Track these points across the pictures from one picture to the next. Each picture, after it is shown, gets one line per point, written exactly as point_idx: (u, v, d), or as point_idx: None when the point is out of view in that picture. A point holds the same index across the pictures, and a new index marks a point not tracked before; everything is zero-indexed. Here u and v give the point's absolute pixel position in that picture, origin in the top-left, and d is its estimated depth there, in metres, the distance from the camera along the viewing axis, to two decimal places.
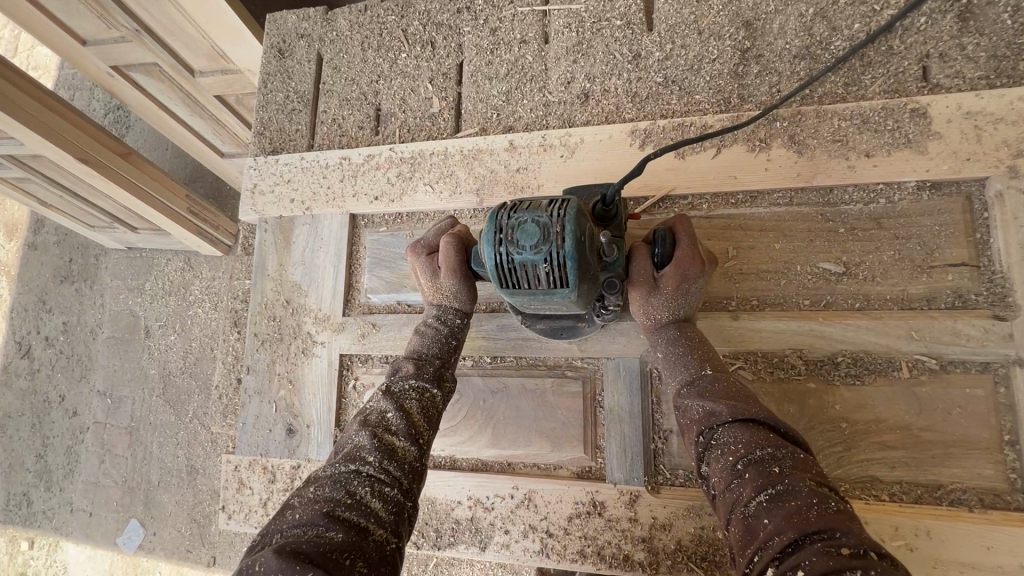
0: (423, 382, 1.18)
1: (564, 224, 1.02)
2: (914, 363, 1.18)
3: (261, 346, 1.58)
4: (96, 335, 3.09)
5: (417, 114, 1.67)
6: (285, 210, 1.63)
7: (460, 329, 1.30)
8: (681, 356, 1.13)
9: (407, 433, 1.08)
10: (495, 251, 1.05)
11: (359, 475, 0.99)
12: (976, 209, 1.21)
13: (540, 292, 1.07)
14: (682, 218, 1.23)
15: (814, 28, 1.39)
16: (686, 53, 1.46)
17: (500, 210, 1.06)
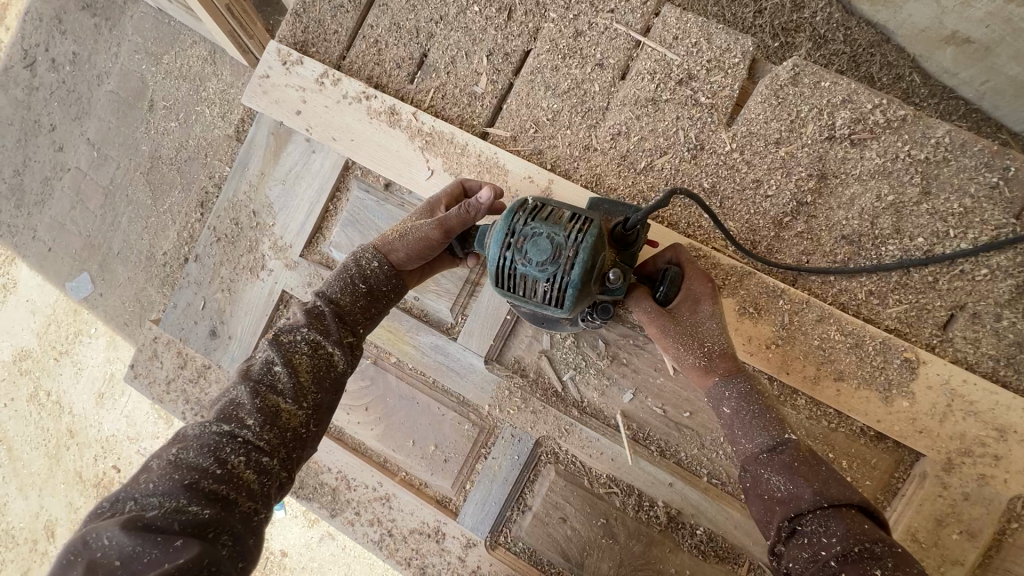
0: (315, 334, 1.04)
1: (579, 250, 0.93)
2: (754, 567, 1.27)
3: (215, 242, 1.59)
4: (92, 76, 2.22)
5: (459, 83, 1.50)
6: (286, 119, 1.53)
7: (377, 279, 1.14)
8: (758, 416, 1.00)
9: (294, 393, 0.97)
10: (498, 255, 0.96)
11: (227, 439, 0.88)
12: (893, 472, 1.24)
13: (533, 305, 1.00)
14: (675, 250, 1.18)
15: (881, 217, 1.26)
16: (746, 172, 1.32)
17: (517, 212, 0.97)
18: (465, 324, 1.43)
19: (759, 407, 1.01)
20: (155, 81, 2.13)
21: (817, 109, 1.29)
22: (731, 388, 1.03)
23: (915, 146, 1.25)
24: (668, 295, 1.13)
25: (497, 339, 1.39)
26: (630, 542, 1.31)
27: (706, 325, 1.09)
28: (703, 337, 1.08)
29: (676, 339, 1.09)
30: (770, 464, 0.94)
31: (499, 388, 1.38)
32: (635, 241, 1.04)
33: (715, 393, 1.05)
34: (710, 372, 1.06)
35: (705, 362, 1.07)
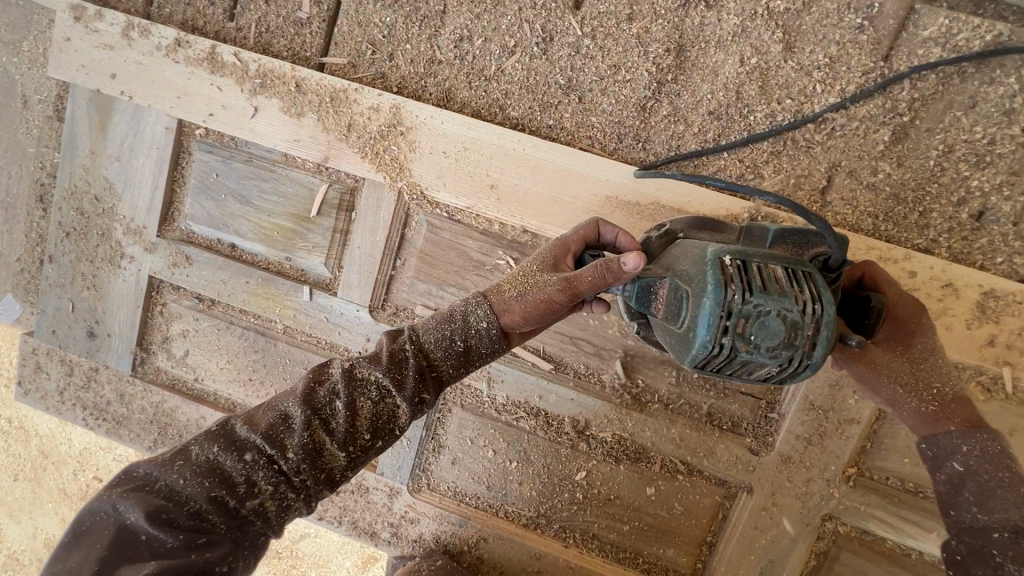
0: (387, 381, 0.90)
1: (820, 327, 0.81)
2: (668, 462, 1.27)
3: (66, 238, 1.45)
4: None
5: (282, 12, 1.34)
6: (101, 84, 1.36)
7: (481, 338, 0.94)
8: (1002, 486, 0.80)
9: (344, 439, 0.87)
10: (719, 344, 0.81)
11: (263, 457, 0.84)
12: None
13: (739, 378, 0.89)
14: (870, 268, 0.99)
15: (745, 83, 1.17)
16: (601, 58, 1.21)
17: (738, 291, 0.80)
18: (342, 276, 1.34)
19: (1008, 473, 0.81)
20: None
21: None
22: (968, 440, 0.85)
23: None
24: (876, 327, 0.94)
25: (378, 285, 1.32)
26: (546, 461, 1.31)
27: (931, 363, 0.92)
28: (927, 379, 0.91)
29: (891, 379, 0.92)
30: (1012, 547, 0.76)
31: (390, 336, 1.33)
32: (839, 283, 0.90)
33: (942, 442, 0.86)
34: (939, 420, 0.89)
35: (935, 408, 0.89)
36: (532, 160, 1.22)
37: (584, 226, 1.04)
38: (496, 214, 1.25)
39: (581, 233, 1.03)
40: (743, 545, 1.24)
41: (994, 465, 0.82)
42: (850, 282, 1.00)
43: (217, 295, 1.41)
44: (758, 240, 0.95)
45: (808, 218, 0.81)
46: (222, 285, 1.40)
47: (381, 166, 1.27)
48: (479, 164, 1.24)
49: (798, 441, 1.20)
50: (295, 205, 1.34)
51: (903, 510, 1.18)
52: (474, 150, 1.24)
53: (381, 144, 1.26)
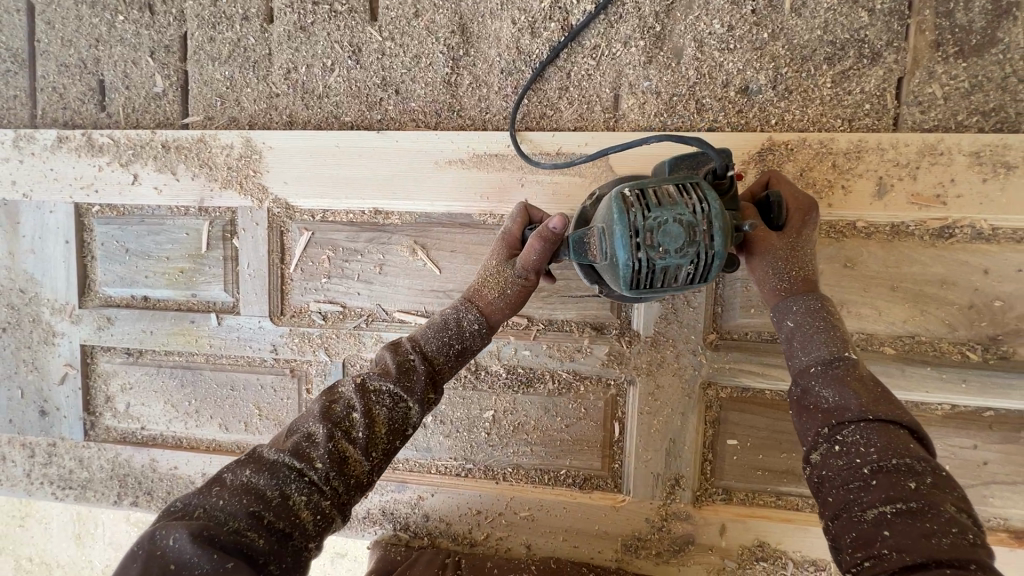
0: (400, 389, 1.02)
1: (713, 220, 0.93)
2: (558, 377, 1.40)
3: (3, 333, 1.62)
4: None
5: (142, 92, 1.56)
6: (5, 193, 1.57)
7: (474, 337, 1.12)
8: (822, 331, 0.99)
9: (366, 444, 0.97)
10: (634, 259, 0.93)
11: (295, 468, 0.91)
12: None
13: (669, 290, 0.99)
14: (774, 175, 1.14)
15: (522, 39, 1.37)
16: (403, 54, 1.42)
17: (635, 212, 0.93)
18: (242, 296, 1.51)
19: (824, 323, 1.00)
20: None
21: None
22: (796, 302, 1.04)
23: None
24: (773, 219, 1.08)
25: (272, 294, 1.48)
26: (458, 408, 1.44)
27: (803, 251, 1.08)
28: (801, 263, 1.06)
29: (775, 257, 1.06)
30: (823, 378, 0.93)
31: (293, 335, 1.48)
32: (731, 185, 1.05)
33: (780, 307, 1.05)
34: (789, 291, 1.06)
35: (801, 281, 1.06)
36: (367, 150, 1.40)
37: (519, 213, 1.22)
38: (351, 201, 1.42)
39: (521, 220, 1.21)
40: (642, 431, 1.36)
41: (820, 320, 1.01)
42: (758, 187, 1.15)
43: (141, 344, 1.56)
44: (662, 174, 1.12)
45: (684, 139, 1.03)
46: (143, 334, 1.56)
47: (247, 191, 1.46)
48: (325, 157, 1.42)
49: (658, 323, 1.33)
50: (188, 246, 1.52)
51: (765, 357, 1.30)
52: (317, 147, 1.42)
53: (242, 172, 1.45)
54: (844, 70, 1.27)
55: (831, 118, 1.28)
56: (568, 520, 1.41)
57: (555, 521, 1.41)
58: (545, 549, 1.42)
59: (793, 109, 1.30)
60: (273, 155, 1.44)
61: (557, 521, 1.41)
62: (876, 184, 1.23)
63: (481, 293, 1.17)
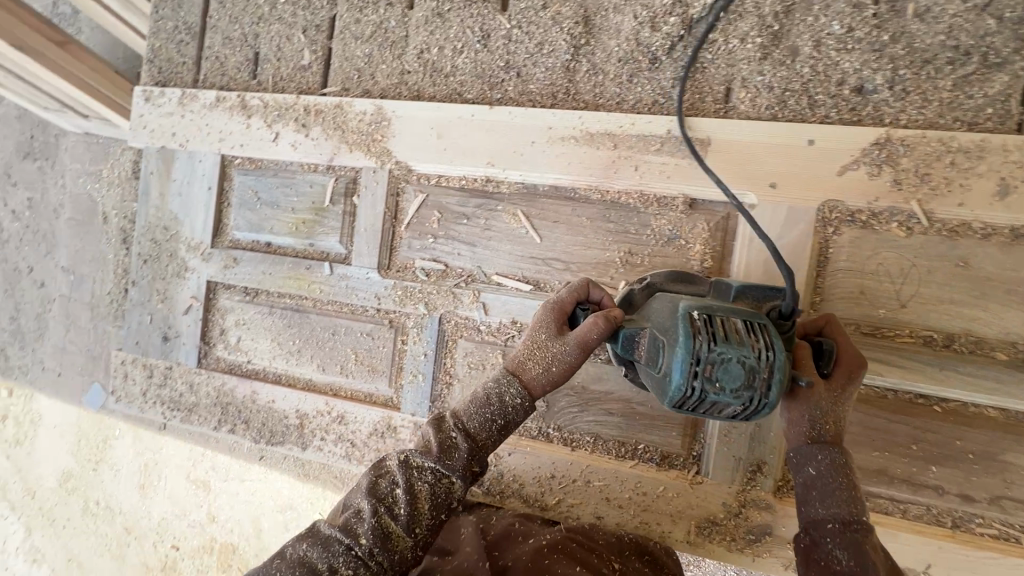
0: (445, 469, 1.15)
1: (774, 370, 0.95)
2: None
3: (144, 264, 1.84)
4: (65, 217, 3.37)
5: (291, 64, 1.77)
6: (166, 143, 1.80)
7: (517, 409, 1.21)
8: (827, 458, 1.02)
9: (408, 521, 1.10)
10: (689, 386, 0.95)
11: (361, 516, 1.09)
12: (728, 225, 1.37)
13: (710, 417, 1.02)
14: (830, 319, 1.18)
15: (641, 32, 1.47)
16: (528, 41, 1.56)
17: (702, 343, 0.94)
18: (355, 248, 1.64)
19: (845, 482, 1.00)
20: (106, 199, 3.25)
21: None
22: (824, 451, 1.03)
23: None
24: (825, 369, 1.10)
25: (383, 248, 1.61)
26: None
27: (840, 407, 1.09)
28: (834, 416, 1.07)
29: (816, 406, 1.06)
30: (837, 536, 0.96)
31: (396, 288, 1.60)
32: (791, 329, 1.05)
33: (804, 451, 1.04)
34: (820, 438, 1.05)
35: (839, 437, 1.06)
36: (486, 123, 1.53)
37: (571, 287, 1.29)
38: (467, 168, 1.54)
39: (570, 295, 1.27)
40: None
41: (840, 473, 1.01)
42: (813, 330, 1.18)
43: (259, 285, 1.73)
44: (725, 291, 1.14)
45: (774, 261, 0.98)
46: (262, 277, 1.72)
47: (373, 153, 1.61)
48: (448, 127, 1.56)
49: None
50: (312, 199, 1.68)
51: (864, 350, 1.29)
52: (441, 117, 1.56)
53: (372, 136, 1.61)
54: (965, 74, 1.29)
55: (949, 120, 1.29)
56: (642, 494, 1.42)
57: (629, 493, 1.43)
58: (616, 521, 1.43)
59: (909, 109, 1.32)
60: (401, 123, 1.60)
61: (631, 494, 1.42)
62: (998, 184, 1.22)
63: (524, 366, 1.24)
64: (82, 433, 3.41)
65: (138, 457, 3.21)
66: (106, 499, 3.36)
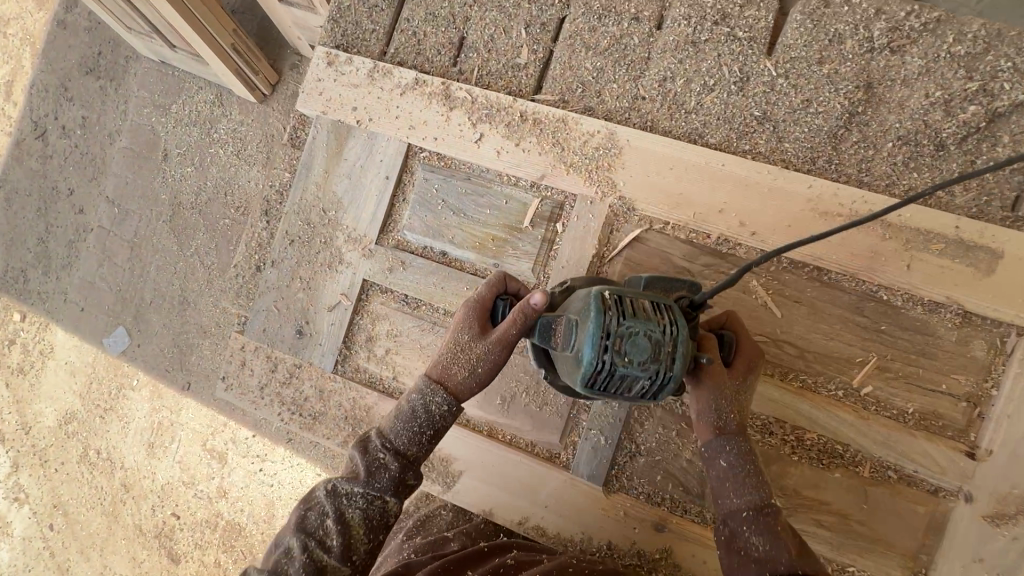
0: (374, 491, 1.06)
1: (677, 344, 0.99)
2: (878, 467, 1.27)
3: (289, 245, 1.63)
4: (115, 142, 3.11)
5: (503, 59, 1.59)
6: (344, 117, 1.60)
7: (445, 419, 1.12)
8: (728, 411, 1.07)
9: (343, 551, 1.02)
10: (601, 361, 0.96)
11: (355, 495, 1.06)
12: (1004, 350, 1.23)
13: (623, 398, 1.04)
14: (730, 314, 1.23)
15: (931, 113, 1.33)
16: (794, 95, 1.40)
17: (613, 315, 0.97)
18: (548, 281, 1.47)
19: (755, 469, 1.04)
20: (166, 132, 3.03)
21: (852, 25, 1.37)
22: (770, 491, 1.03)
23: (952, 42, 1.32)
24: (727, 359, 1.14)
25: None
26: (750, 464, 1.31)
27: (742, 397, 1.13)
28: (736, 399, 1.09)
29: (725, 389, 1.07)
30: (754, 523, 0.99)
31: None
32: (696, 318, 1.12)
33: (726, 492, 1.05)
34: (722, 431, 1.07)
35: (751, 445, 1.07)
36: (735, 178, 1.37)
37: (490, 282, 1.22)
38: (705, 224, 1.38)
39: (490, 290, 1.20)
40: (965, 556, 1.21)
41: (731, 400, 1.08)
42: (714, 324, 1.22)
43: (424, 297, 1.54)
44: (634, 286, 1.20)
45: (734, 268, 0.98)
46: (431, 289, 1.53)
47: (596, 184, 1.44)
48: (688, 173, 1.39)
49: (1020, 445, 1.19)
50: (509, 217, 1.50)
51: None
52: (682, 160, 1.40)
53: (596, 165, 1.44)
54: None
55: None
56: None
57: None
58: None
59: None
60: (633, 156, 1.43)
61: None
62: None
63: (450, 373, 1.14)
64: (85, 373, 3.01)
65: (153, 415, 2.87)
66: (92, 451, 2.95)
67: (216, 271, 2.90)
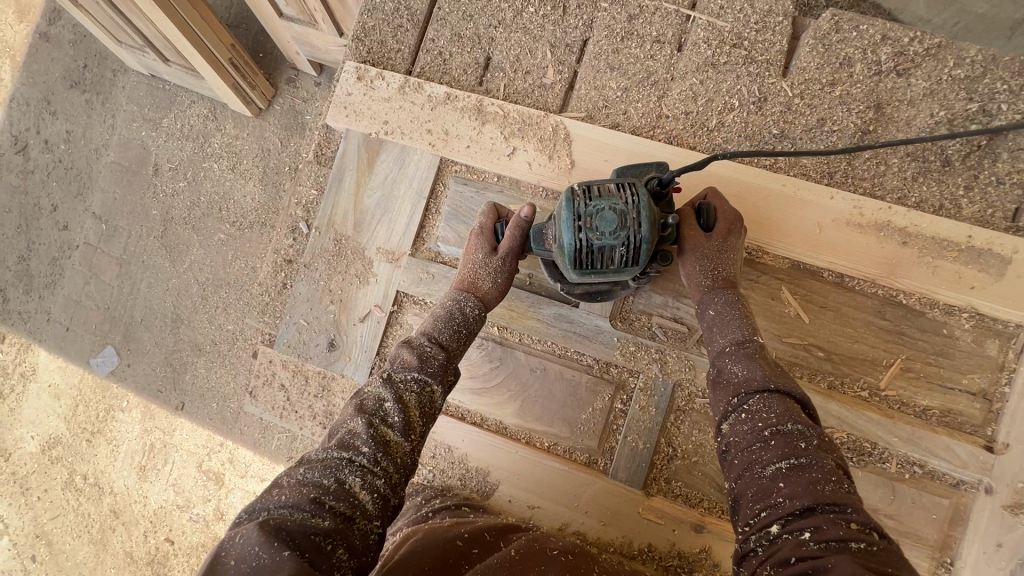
0: (424, 377, 1.23)
1: (640, 211, 1.17)
2: (903, 463, 1.35)
3: (320, 259, 1.64)
4: (101, 157, 3.03)
5: (529, 78, 1.63)
6: (375, 131, 1.62)
7: (475, 320, 1.38)
8: (735, 319, 1.26)
9: (401, 426, 1.14)
10: (577, 239, 1.16)
11: (410, 381, 1.22)
12: (1014, 349, 1.33)
13: (610, 272, 1.21)
14: (710, 188, 1.41)
15: (937, 131, 1.43)
16: (810, 114, 1.48)
17: (579, 199, 1.17)
18: None
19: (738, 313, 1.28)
20: (157, 147, 2.99)
21: (860, 50, 1.47)
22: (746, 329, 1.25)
23: (952, 66, 1.43)
24: (709, 224, 1.35)
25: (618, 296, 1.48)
26: None
27: (726, 253, 1.34)
28: (719, 262, 1.33)
29: (707, 252, 1.33)
30: (736, 356, 1.20)
31: (627, 343, 1.47)
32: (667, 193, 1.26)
33: (723, 353, 1.22)
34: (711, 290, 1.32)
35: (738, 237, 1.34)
36: (761, 189, 1.44)
37: (486, 212, 1.47)
38: None
39: (487, 215, 1.46)
40: (990, 543, 1.29)
41: (736, 310, 1.28)
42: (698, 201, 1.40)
43: None
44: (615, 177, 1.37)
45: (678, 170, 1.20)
46: None
47: None
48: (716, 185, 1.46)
49: None
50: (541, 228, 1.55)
51: None
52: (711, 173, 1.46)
53: None
54: None
55: None
56: None
57: None
58: None
59: None
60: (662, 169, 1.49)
61: None
62: None
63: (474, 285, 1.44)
64: (70, 396, 2.90)
65: (143, 437, 2.78)
66: (76, 476, 2.84)
67: (211, 288, 2.86)
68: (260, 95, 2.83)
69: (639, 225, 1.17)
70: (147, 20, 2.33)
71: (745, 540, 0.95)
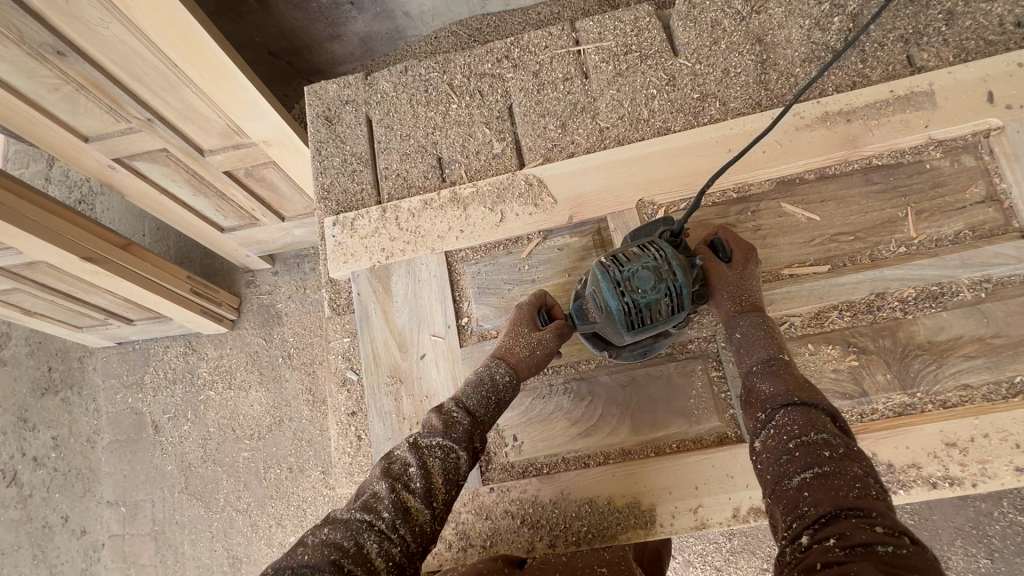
0: (450, 442, 1.20)
1: (671, 261, 1.21)
2: (973, 287, 1.44)
3: (382, 395, 1.65)
4: (96, 443, 2.93)
5: (480, 156, 1.82)
6: (377, 259, 1.73)
7: (507, 391, 1.35)
8: (761, 339, 1.29)
9: (424, 495, 1.11)
10: (623, 302, 1.19)
11: (435, 446, 1.19)
12: (985, 153, 1.50)
13: (661, 323, 1.24)
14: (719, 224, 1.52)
15: (813, 35, 1.70)
16: (714, 70, 1.73)
17: (613, 267, 1.20)
18: None
19: (766, 334, 1.31)
20: (150, 405, 2.92)
21: (720, 10, 1.76)
22: (772, 347, 1.28)
23: None
24: (726, 253, 1.43)
25: None
26: (878, 341, 1.45)
27: (746, 280, 1.39)
28: (744, 288, 1.38)
29: (727, 280, 1.39)
30: (762, 373, 1.23)
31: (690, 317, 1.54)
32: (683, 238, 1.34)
33: (753, 371, 1.25)
34: (739, 311, 1.36)
35: (747, 256, 1.42)
36: (720, 138, 1.64)
37: (533, 296, 1.50)
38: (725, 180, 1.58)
39: (535, 300, 1.49)
40: None
41: (761, 331, 1.31)
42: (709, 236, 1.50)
43: None
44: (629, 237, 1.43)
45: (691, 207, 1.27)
46: None
47: (614, 202, 1.65)
48: (682, 154, 1.65)
49: None
50: (561, 262, 1.66)
51: None
52: (673, 146, 1.66)
53: (607, 189, 1.66)
54: None
55: None
56: None
57: None
58: None
59: None
60: (631, 164, 1.67)
61: None
62: None
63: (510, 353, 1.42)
64: None
65: None
66: None
67: (257, 512, 2.70)
68: (229, 307, 2.90)
69: (673, 274, 1.22)
70: (103, 291, 2.39)
71: (778, 554, 0.93)
